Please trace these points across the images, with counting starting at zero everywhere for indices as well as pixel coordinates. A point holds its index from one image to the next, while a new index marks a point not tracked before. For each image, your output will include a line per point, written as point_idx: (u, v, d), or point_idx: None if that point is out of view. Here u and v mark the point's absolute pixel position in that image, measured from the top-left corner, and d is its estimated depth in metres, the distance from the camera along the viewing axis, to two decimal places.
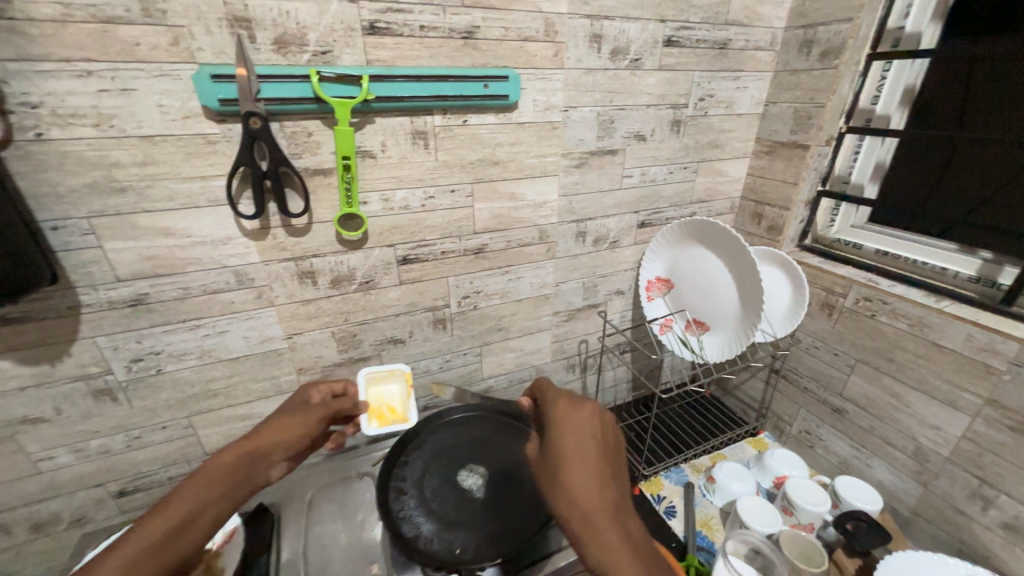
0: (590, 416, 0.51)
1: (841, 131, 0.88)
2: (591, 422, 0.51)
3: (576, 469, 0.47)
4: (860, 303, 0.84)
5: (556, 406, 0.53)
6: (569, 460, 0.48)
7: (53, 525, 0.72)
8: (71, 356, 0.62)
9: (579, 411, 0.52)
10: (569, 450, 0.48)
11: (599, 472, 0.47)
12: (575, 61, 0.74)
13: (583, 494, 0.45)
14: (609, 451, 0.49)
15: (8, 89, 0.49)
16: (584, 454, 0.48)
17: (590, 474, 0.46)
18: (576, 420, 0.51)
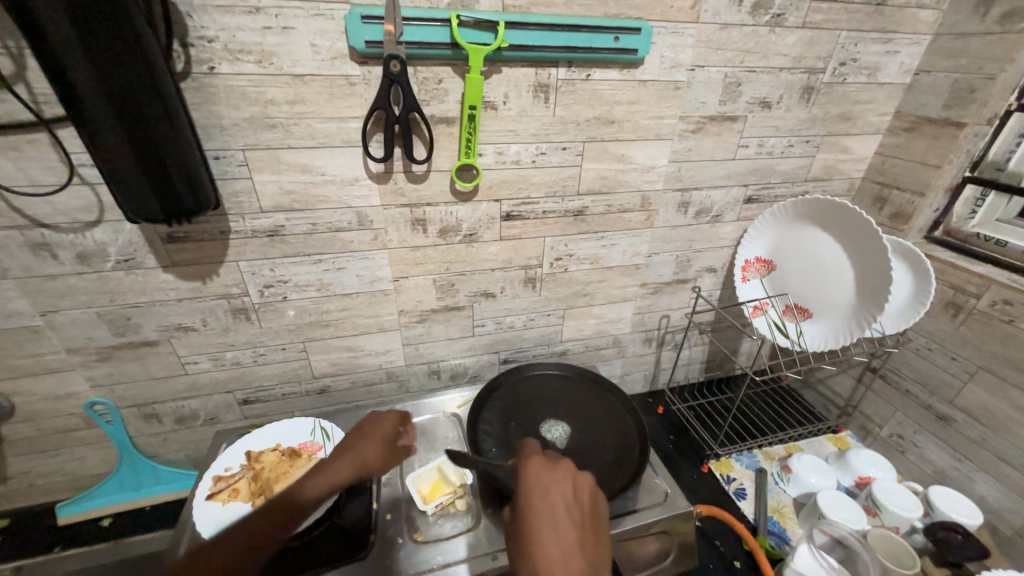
0: (568, 478, 0.54)
1: (1009, 108, 0.76)
2: (568, 485, 0.53)
3: (549, 535, 0.49)
4: (997, 306, 0.76)
5: (528, 463, 0.55)
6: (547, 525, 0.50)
7: (192, 419, 0.84)
8: (219, 276, 0.70)
9: (552, 471, 0.54)
10: (545, 514, 0.50)
11: (576, 539, 0.49)
12: (712, 15, 0.68)
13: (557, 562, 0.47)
14: (581, 513, 0.52)
15: (192, 23, 0.53)
16: (558, 515, 0.50)
17: (568, 543, 0.48)
18: (551, 482, 0.53)
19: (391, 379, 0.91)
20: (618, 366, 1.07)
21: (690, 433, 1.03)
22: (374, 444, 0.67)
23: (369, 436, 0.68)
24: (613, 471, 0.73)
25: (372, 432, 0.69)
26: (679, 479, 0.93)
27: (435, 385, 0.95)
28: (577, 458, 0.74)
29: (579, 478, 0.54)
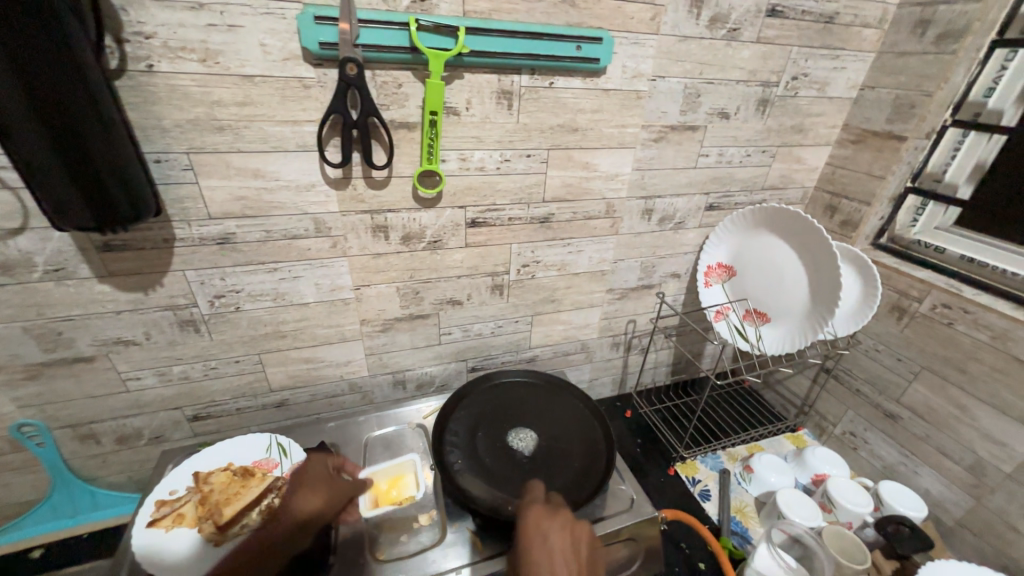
0: (569, 524, 0.58)
1: (944, 124, 0.82)
2: (568, 529, 0.58)
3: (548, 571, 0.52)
4: (937, 309, 0.81)
5: (531, 510, 0.60)
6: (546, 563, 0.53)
7: (135, 439, 0.79)
8: (163, 286, 0.66)
9: (552, 519, 0.59)
10: (546, 554, 0.54)
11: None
12: (671, 27, 0.70)
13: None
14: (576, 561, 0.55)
15: (126, 17, 0.50)
16: (554, 557, 0.54)
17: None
18: (551, 527, 0.58)
19: (353, 390, 0.88)
20: (586, 371, 1.07)
21: (657, 436, 1.04)
22: (314, 485, 0.68)
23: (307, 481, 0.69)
24: (579, 478, 0.72)
25: (307, 476, 0.69)
26: (647, 483, 0.94)
27: (401, 396, 0.93)
28: (545, 466, 0.74)
29: (576, 527, 0.58)
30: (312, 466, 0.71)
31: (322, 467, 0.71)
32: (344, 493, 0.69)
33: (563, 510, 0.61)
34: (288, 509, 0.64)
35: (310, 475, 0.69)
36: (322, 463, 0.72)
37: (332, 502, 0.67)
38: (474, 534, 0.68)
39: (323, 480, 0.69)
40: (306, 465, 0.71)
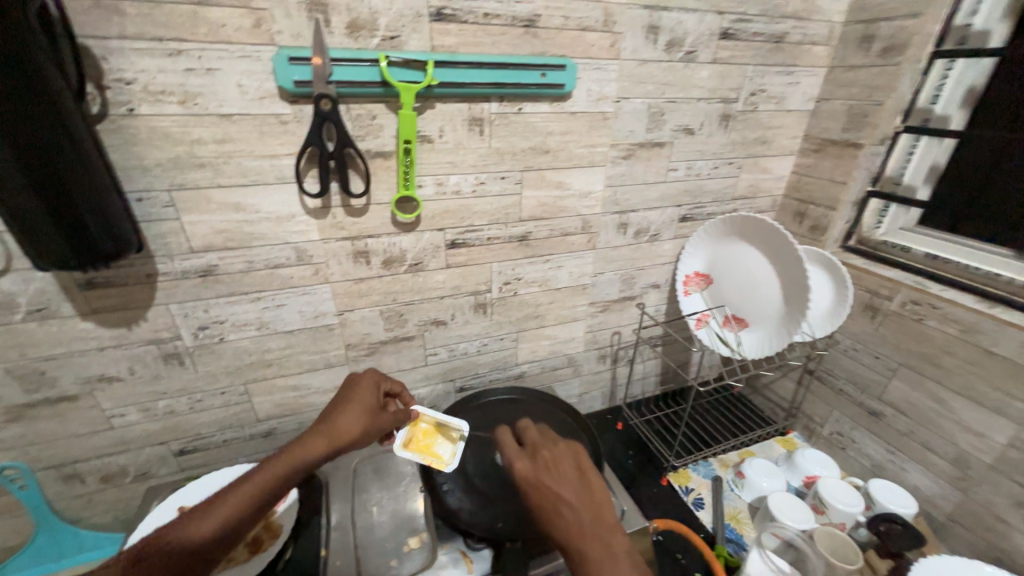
0: (553, 463, 0.63)
1: (897, 130, 0.86)
2: (555, 467, 0.62)
3: (560, 507, 0.57)
4: (907, 306, 0.83)
5: (522, 464, 0.62)
6: (555, 500, 0.58)
7: (120, 477, 0.78)
8: (146, 320, 0.67)
9: (541, 461, 0.63)
10: (550, 492, 0.59)
11: (581, 496, 0.58)
12: (630, 52, 0.74)
13: (573, 520, 0.55)
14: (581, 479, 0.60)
15: (107, 66, 0.52)
16: (565, 489, 0.58)
17: (575, 502, 0.57)
18: (546, 469, 0.62)
19: None
20: (575, 385, 1.08)
21: (648, 446, 1.04)
22: (357, 410, 0.63)
23: (350, 403, 0.64)
24: None
25: (354, 398, 0.64)
26: (641, 495, 0.93)
27: None
28: None
29: (563, 457, 0.63)
30: (364, 386, 0.66)
31: (374, 388, 0.67)
32: (383, 421, 0.65)
33: (542, 451, 0.65)
34: (334, 425, 0.60)
35: (361, 397, 0.65)
36: (375, 389, 0.67)
37: (373, 427, 0.63)
38: (467, 556, 0.67)
39: (373, 407, 0.65)
40: (356, 384, 0.66)
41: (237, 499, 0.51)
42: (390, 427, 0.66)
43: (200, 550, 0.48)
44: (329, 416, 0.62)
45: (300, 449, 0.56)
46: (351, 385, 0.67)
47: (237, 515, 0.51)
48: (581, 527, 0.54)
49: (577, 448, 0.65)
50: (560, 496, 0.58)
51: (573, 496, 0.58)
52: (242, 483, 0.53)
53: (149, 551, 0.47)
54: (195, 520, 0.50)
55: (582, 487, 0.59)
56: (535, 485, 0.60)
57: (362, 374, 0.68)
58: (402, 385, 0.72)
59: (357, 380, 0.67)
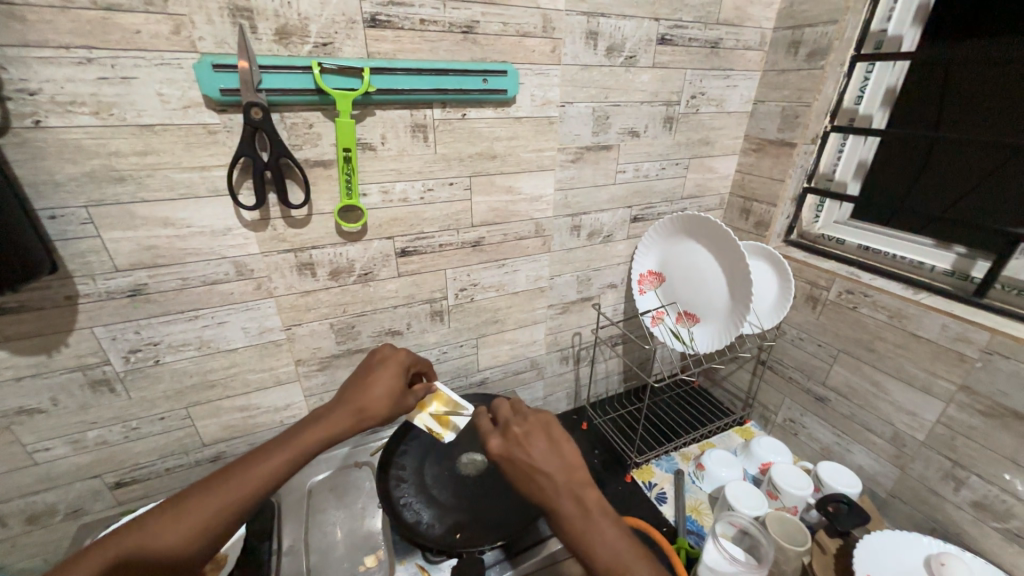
0: (524, 438, 0.53)
1: (826, 130, 0.91)
2: (527, 441, 0.53)
3: (536, 476, 0.50)
4: (843, 295, 0.88)
5: (491, 443, 0.54)
6: (530, 472, 0.50)
7: (48, 516, 0.72)
8: (69, 346, 0.62)
9: (515, 434, 0.54)
10: (525, 463, 0.51)
11: (557, 465, 0.51)
12: (571, 57, 0.75)
13: (551, 491, 0.49)
14: (559, 450, 0.53)
15: (6, 76, 0.48)
16: (540, 466, 0.51)
17: (551, 471, 0.50)
18: (520, 443, 0.53)
19: None
20: (539, 388, 1.08)
21: (611, 444, 1.05)
22: (379, 389, 0.60)
23: (374, 380, 0.61)
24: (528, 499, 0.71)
25: (376, 377, 0.62)
26: (606, 493, 0.94)
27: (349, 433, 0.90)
28: (491, 490, 0.73)
29: (539, 429, 0.54)
30: (392, 365, 0.64)
31: (404, 367, 0.65)
32: (405, 402, 0.63)
33: (512, 425, 0.55)
34: (360, 399, 0.58)
35: (384, 376, 0.62)
36: (401, 369, 0.64)
37: (398, 406, 0.61)
38: (425, 569, 0.66)
39: (399, 385, 0.63)
40: (385, 362, 0.64)
41: (259, 472, 0.48)
42: (410, 408, 0.64)
43: (216, 524, 0.45)
44: (354, 391, 0.59)
45: (327, 424, 0.54)
46: (378, 362, 0.65)
47: (258, 489, 0.48)
48: (560, 497, 0.49)
49: (549, 415, 0.57)
50: (534, 466, 0.51)
51: (547, 467, 0.50)
52: (265, 455, 0.49)
53: (157, 523, 0.44)
54: (213, 492, 0.46)
55: (556, 456, 0.52)
56: (507, 459, 0.52)
57: (391, 351, 0.66)
58: (429, 366, 0.70)
59: (386, 356, 0.65)
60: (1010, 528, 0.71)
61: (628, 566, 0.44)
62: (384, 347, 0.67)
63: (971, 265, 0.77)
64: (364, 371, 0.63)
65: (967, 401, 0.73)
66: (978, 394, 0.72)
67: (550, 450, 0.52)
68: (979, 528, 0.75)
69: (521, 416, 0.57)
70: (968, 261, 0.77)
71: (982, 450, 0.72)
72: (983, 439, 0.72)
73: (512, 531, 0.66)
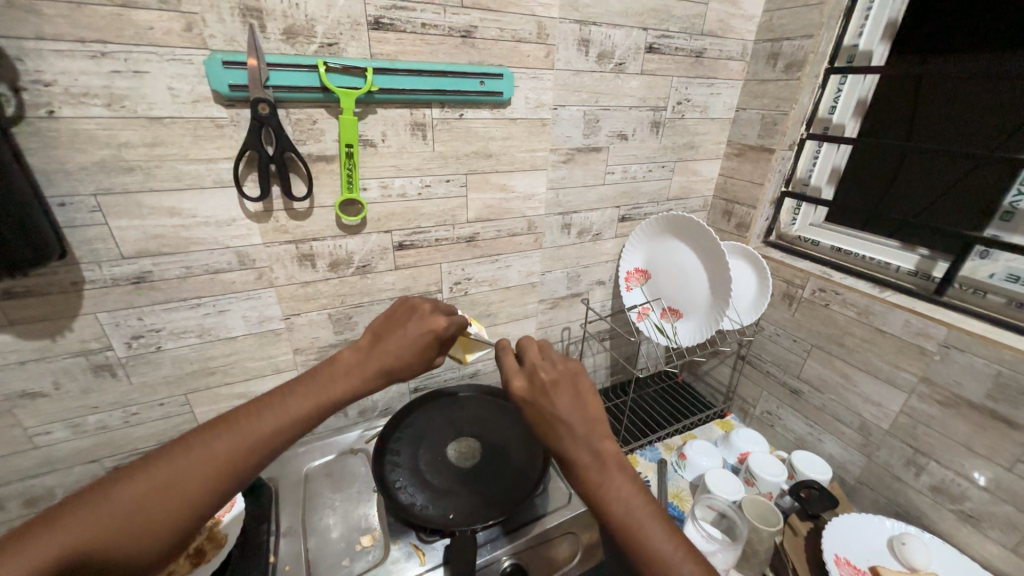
0: (551, 388, 0.53)
1: (802, 138, 0.97)
2: (554, 389, 0.53)
3: (560, 427, 0.51)
4: (816, 293, 0.93)
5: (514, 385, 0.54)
6: (554, 423, 0.51)
7: (45, 500, 0.73)
8: (73, 331, 0.64)
9: (541, 379, 0.54)
10: (551, 414, 0.52)
11: (581, 418, 0.52)
12: (564, 63, 0.79)
13: (572, 443, 0.50)
14: (582, 400, 0.53)
15: (22, 66, 0.50)
16: (563, 416, 0.51)
17: (576, 423, 0.51)
18: (547, 391, 0.53)
19: None
20: None
21: None
22: (404, 353, 0.57)
23: (400, 333, 0.57)
24: (518, 482, 0.75)
25: (400, 331, 0.57)
26: None
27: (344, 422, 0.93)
28: (484, 474, 0.77)
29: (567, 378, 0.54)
30: (428, 318, 0.59)
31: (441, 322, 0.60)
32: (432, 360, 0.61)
33: (540, 373, 0.54)
34: (384, 361, 0.55)
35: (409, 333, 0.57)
36: (429, 324, 0.59)
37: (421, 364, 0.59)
38: (418, 548, 0.69)
39: (425, 342, 0.58)
40: (422, 316, 0.59)
41: (266, 443, 0.46)
42: (434, 364, 0.62)
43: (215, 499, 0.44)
44: (381, 350, 0.56)
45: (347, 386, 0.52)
46: (410, 315, 0.60)
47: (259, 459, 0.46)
48: (580, 448, 0.50)
49: (578, 366, 0.56)
50: (556, 417, 0.51)
51: (571, 418, 0.51)
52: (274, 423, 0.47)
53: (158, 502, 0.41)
54: (211, 464, 0.43)
55: (580, 408, 0.52)
56: (531, 406, 0.54)
57: (426, 305, 0.62)
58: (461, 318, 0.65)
59: (419, 309, 0.61)
60: (964, 509, 0.77)
61: (638, 516, 0.48)
62: (422, 300, 0.63)
63: (933, 265, 0.82)
64: (391, 325, 0.59)
65: (926, 392, 0.79)
66: (936, 385, 0.77)
67: (575, 403, 0.52)
68: (936, 510, 0.81)
69: (550, 360, 0.56)
70: (929, 262, 0.83)
71: (941, 437, 0.78)
72: (941, 427, 0.77)
73: (503, 512, 0.69)
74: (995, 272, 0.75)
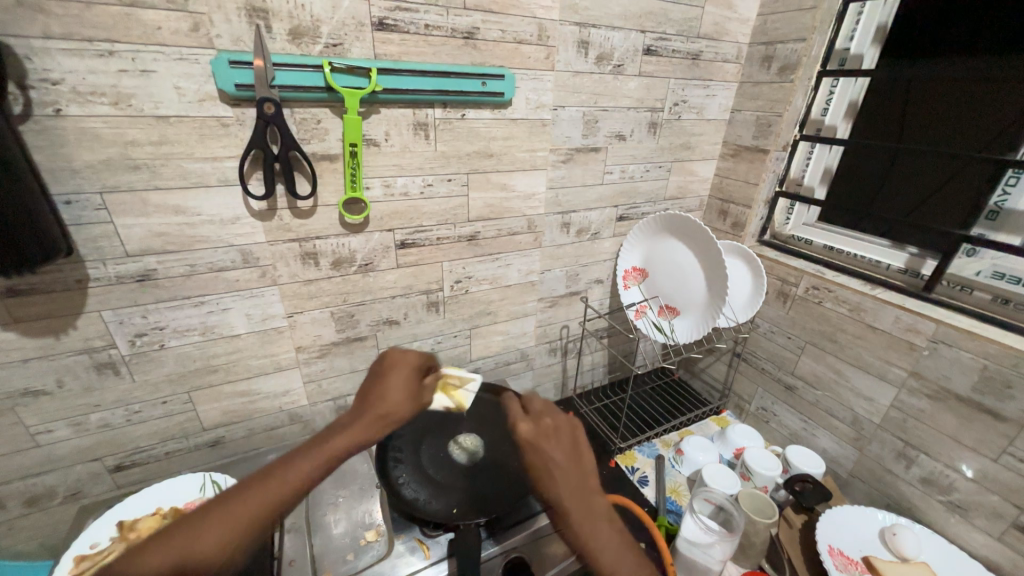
0: (550, 435, 0.61)
1: (795, 139, 0.99)
2: (552, 436, 0.61)
3: (546, 465, 0.57)
4: (810, 291, 0.95)
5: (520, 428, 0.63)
6: (542, 461, 0.58)
7: (47, 499, 0.73)
8: (77, 329, 0.64)
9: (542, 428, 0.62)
10: (541, 453, 0.59)
11: (568, 458, 0.58)
12: (564, 64, 0.80)
13: (557, 479, 0.56)
14: (577, 453, 0.59)
15: (30, 65, 0.51)
16: (555, 463, 0.57)
17: (562, 460, 0.58)
18: (546, 438, 0.61)
19: (294, 421, 0.88)
20: (528, 378, 1.13)
21: (596, 432, 1.11)
22: (398, 393, 0.62)
23: (387, 380, 0.64)
24: (520, 477, 0.76)
25: (389, 377, 0.64)
26: None
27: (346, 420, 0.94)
28: (486, 468, 0.77)
29: (565, 430, 0.62)
30: (410, 364, 0.67)
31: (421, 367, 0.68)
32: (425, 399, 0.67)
33: (543, 422, 0.63)
34: (382, 403, 0.60)
35: (394, 380, 0.64)
36: (412, 370, 0.66)
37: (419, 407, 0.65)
38: (422, 542, 0.70)
39: (413, 384, 0.65)
40: (403, 363, 0.66)
41: (307, 475, 0.48)
42: (427, 405, 0.67)
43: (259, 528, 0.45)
44: (375, 396, 0.61)
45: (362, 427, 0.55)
46: (395, 363, 0.66)
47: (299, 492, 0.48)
48: (564, 483, 0.55)
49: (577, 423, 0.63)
50: (551, 462, 0.57)
51: (563, 464, 0.57)
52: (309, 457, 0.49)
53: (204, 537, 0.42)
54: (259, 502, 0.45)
55: (574, 456, 0.58)
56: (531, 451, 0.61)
57: (408, 354, 0.68)
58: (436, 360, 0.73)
59: (402, 358, 0.67)
60: (952, 500, 0.79)
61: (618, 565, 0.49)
62: (405, 350, 0.69)
63: (922, 263, 0.85)
64: (380, 375, 0.65)
65: (916, 386, 0.81)
66: (926, 379, 0.79)
67: (570, 452, 0.59)
68: (926, 501, 0.83)
69: (553, 415, 0.65)
70: (918, 260, 0.85)
71: (930, 430, 0.80)
72: (930, 420, 0.80)
73: (505, 506, 0.70)
74: (981, 269, 0.77)
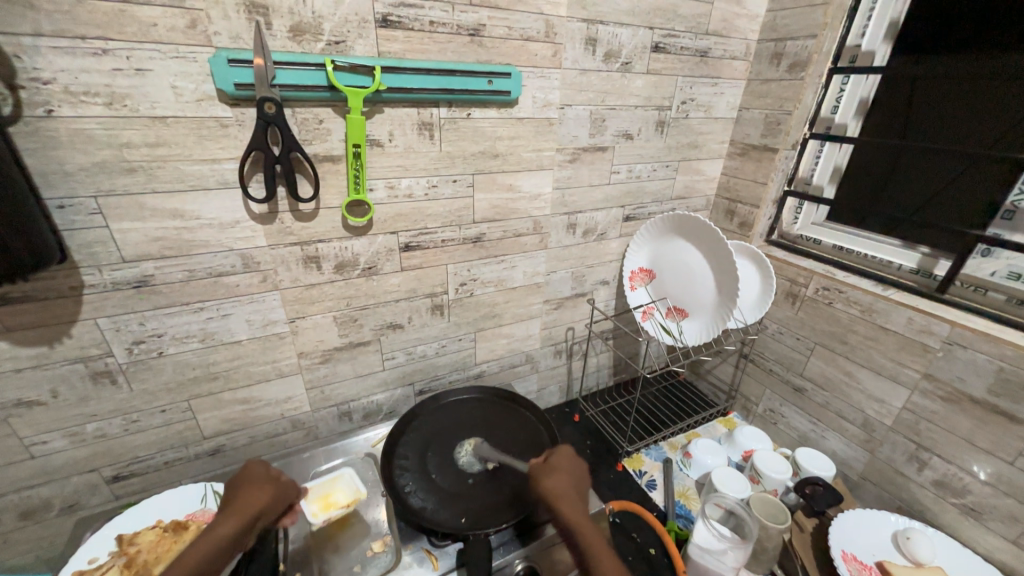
0: (559, 466, 0.67)
1: (805, 137, 0.97)
2: (563, 467, 0.67)
3: (564, 474, 0.65)
4: (820, 291, 0.94)
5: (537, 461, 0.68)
6: (557, 469, 0.66)
7: (43, 511, 0.71)
8: (72, 337, 0.62)
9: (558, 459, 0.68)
10: (561, 464, 0.67)
11: (578, 477, 0.66)
12: (572, 62, 0.79)
13: (568, 490, 0.63)
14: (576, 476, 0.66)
15: (20, 64, 0.48)
16: (565, 486, 0.63)
17: (575, 477, 0.66)
18: (556, 468, 0.66)
19: (297, 428, 0.86)
20: (533, 381, 1.11)
21: (603, 435, 1.10)
22: (252, 493, 0.61)
23: (245, 484, 0.62)
24: (529, 484, 0.74)
25: (244, 480, 0.63)
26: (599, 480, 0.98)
27: (349, 426, 0.92)
28: (494, 476, 0.76)
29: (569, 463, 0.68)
30: (257, 472, 0.64)
31: (263, 472, 0.64)
32: (288, 495, 0.64)
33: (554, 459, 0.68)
34: (237, 505, 0.59)
35: (251, 485, 0.62)
36: (258, 473, 0.64)
37: (282, 499, 0.63)
38: (431, 553, 0.68)
39: (252, 493, 0.61)
40: (253, 474, 0.64)
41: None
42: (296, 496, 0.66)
43: None
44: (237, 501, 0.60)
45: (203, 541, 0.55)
46: (245, 476, 0.63)
47: None
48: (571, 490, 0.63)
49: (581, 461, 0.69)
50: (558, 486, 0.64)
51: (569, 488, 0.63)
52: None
53: None
54: None
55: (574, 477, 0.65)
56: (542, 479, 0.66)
57: (250, 466, 0.64)
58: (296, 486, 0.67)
59: (248, 471, 0.64)
60: (965, 502, 0.78)
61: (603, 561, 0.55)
62: (250, 462, 0.65)
63: (935, 263, 0.83)
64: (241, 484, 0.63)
65: (929, 388, 0.80)
66: (940, 381, 0.78)
67: (572, 477, 0.65)
68: (939, 504, 0.82)
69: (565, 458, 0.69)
70: (931, 260, 0.84)
71: (943, 432, 0.79)
72: (943, 422, 0.78)
73: (515, 514, 0.68)
74: (996, 270, 0.76)
